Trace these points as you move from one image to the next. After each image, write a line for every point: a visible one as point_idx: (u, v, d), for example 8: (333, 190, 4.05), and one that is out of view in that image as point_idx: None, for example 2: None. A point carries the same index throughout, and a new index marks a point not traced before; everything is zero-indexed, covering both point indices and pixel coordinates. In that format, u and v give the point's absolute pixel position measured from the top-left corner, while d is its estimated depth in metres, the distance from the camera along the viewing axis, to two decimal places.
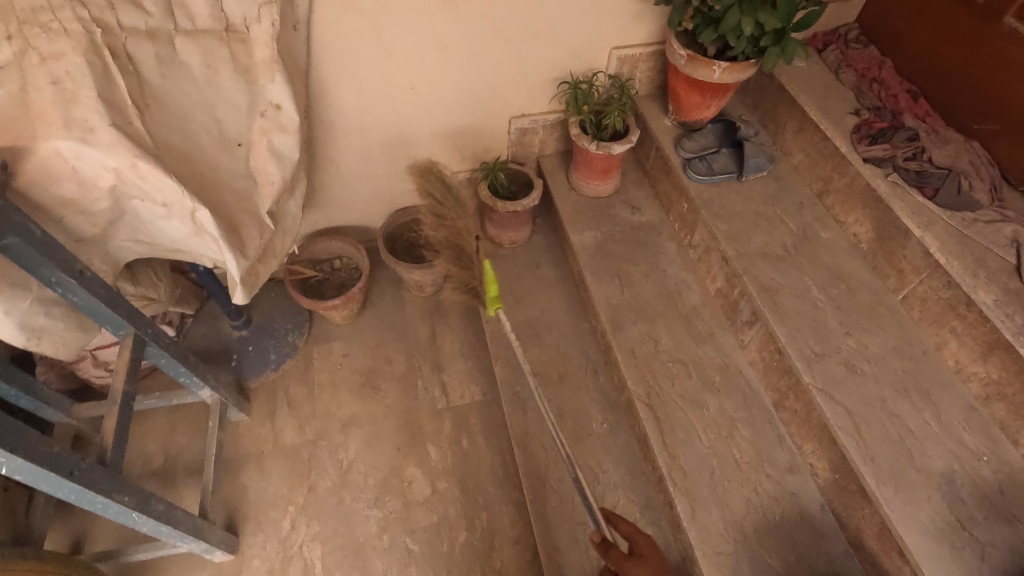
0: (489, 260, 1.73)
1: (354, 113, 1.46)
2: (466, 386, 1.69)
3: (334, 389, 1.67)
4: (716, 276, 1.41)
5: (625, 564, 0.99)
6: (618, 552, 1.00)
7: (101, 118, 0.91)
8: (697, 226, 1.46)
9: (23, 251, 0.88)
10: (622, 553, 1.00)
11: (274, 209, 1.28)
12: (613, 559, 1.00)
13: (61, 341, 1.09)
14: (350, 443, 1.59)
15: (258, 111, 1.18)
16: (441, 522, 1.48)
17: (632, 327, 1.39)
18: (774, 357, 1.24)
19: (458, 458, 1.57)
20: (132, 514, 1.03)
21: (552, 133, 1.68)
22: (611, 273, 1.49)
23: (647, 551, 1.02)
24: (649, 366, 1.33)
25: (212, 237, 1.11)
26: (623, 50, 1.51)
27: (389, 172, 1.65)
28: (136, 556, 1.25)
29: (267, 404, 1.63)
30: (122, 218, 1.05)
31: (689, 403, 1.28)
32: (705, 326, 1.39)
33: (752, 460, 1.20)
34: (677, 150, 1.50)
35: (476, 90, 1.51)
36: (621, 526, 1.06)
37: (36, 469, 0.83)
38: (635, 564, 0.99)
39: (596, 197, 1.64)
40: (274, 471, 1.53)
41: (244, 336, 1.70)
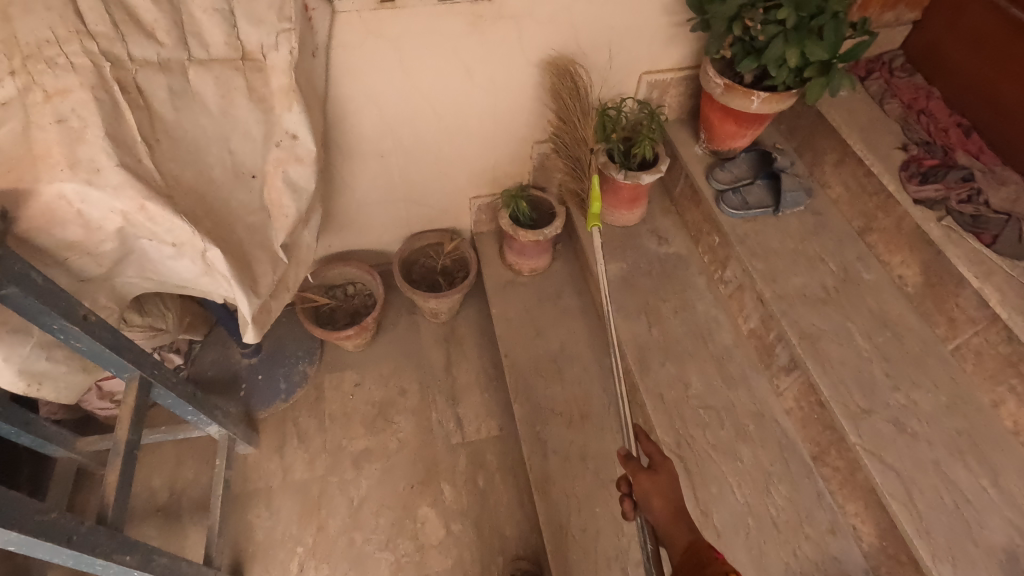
0: (508, 288, 1.67)
1: (372, 138, 1.40)
2: (482, 420, 1.63)
3: (345, 420, 1.61)
4: (750, 316, 1.33)
5: (638, 477, 0.92)
6: (638, 465, 0.93)
7: (108, 158, 0.85)
8: (729, 261, 1.39)
9: (23, 301, 0.83)
10: (639, 467, 0.93)
11: (288, 242, 1.22)
12: (629, 471, 0.94)
13: (63, 384, 1.03)
14: (361, 479, 1.53)
15: (273, 141, 1.12)
16: (456, 566, 1.41)
17: (661, 368, 1.32)
18: (815, 408, 1.16)
19: (474, 497, 1.51)
20: (133, 573, 0.97)
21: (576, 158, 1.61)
22: (637, 308, 1.42)
23: (667, 469, 0.93)
24: (679, 413, 1.26)
25: (223, 277, 1.05)
26: (654, 75, 1.44)
27: (407, 196, 1.59)
28: None
29: (276, 436, 1.58)
30: (130, 258, 1.00)
31: (722, 454, 1.21)
32: (738, 369, 1.32)
33: (791, 519, 1.13)
34: (709, 181, 1.43)
35: (500, 114, 1.44)
36: (646, 443, 0.97)
37: (30, 541, 0.77)
38: (649, 479, 0.92)
39: (621, 225, 1.57)
40: (283, 508, 1.48)
41: (253, 363, 1.65)
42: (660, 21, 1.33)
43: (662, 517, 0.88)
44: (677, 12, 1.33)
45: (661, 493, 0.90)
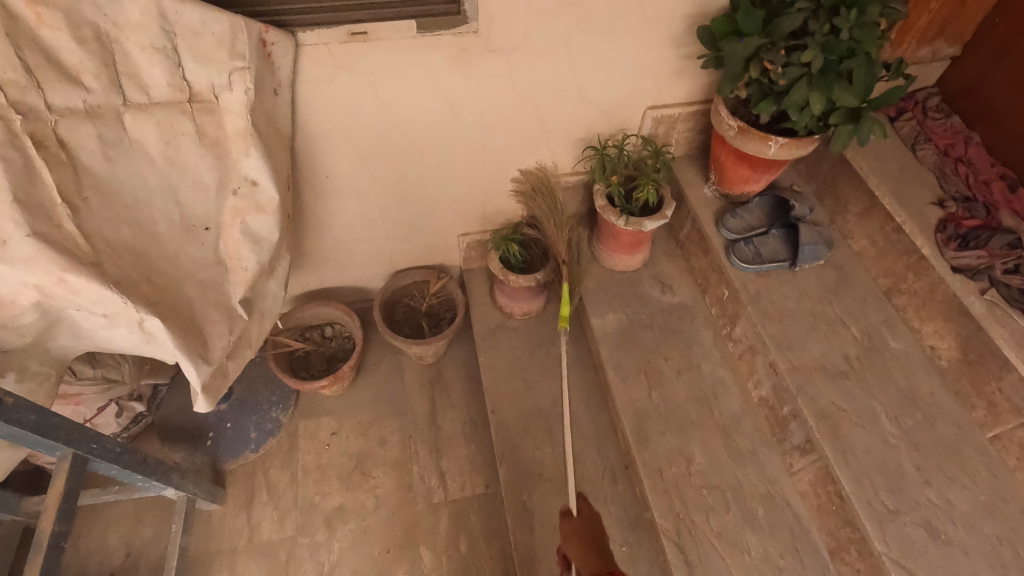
0: (498, 333, 1.54)
1: (349, 176, 1.28)
2: (466, 476, 1.50)
3: (320, 473, 1.50)
4: (761, 382, 1.20)
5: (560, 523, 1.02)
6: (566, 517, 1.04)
7: (17, 227, 0.74)
8: (739, 319, 1.25)
9: None
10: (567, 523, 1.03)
11: (249, 297, 1.10)
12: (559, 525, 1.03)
13: None
14: (334, 541, 1.41)
15: (229, 188, 1.00)
16: None
17: (661, 439, 1.20)
18: (833, 498, 1.04)
19: (454, 564, 1.39)
20: None
21: (575, 195, 1.48)
22: (636, 367, 1.30)
23: (590, 516, 1.03)
24: (680, 493, 1.13)
25: (166, 346, 0.93)
26: (660, 110, 1.31)
27: (389, 234, 1.47)
28: None
29: (244, 491, 1.46)
30: (57, 327, 0.88)
31: (727, 544, 1.08)
32: (747, 442, 1.18)
33: None
34: (719, 229, 1.30)
35: (490, 151, 1.32)
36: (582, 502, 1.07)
37: None
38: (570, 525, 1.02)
39: (621, 269, 1.44)
40: (247, 574, 1.36)
41: (222, 410, 1.54)
42: (668, 53, 1.20)
43: (575, 556, 0.96)
44: (688, 44, 1.19)
45: (578, 534, 0.99)
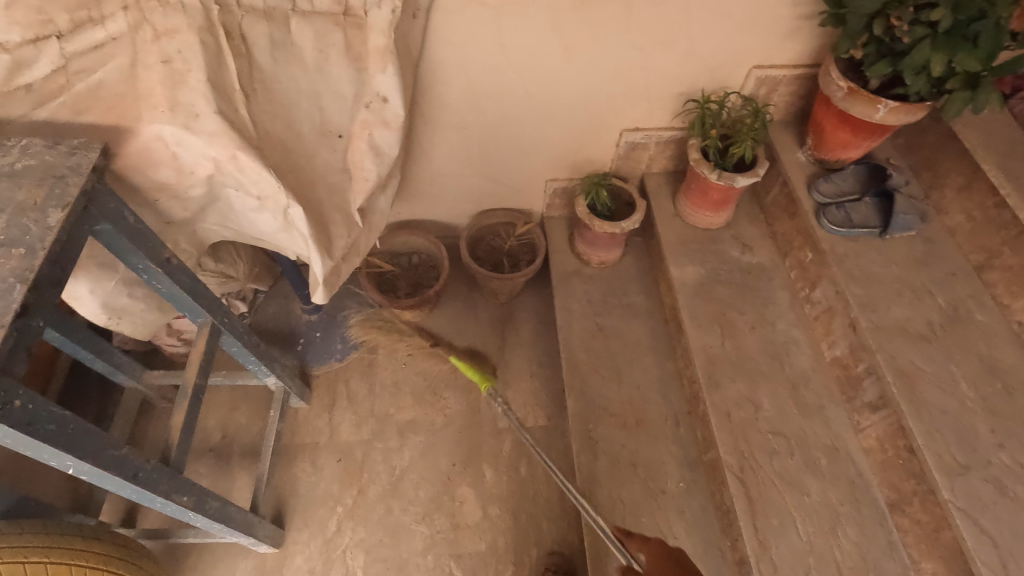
0: (573, 277, 1.61)
1: (457, 109, 1.35)
2: (530, 408, 1.60)
3: (395, 388, 1.61)
4: (837, 342, 1.24)
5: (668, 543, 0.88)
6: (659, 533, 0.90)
7: (207, 104, 0.84)
8: (820, 280, 1.29)
9: (114, 238, 0.83)
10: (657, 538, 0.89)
11: (365, 206, 1.20)
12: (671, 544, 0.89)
13: (140, 320, 1.06)
14: (405, 449, 1.52)
15: (363, 102, 1.09)
16: (489, 551, 1.40)
17: (731, 385, 1.25)
18: (901, 454, 1.07)
19: (514, 484, 1.49)
20: (188, 513, 0.99)
21: (665, 151, 1.52)
22: (711, 318, 1.35)
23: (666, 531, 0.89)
24: (746, 436, 1.19)
25: (301, 235, 1.04)
26: (765, 70, 1.33)
27: (482, 172, 1.55)
28: (185, 539, 1.22)
29: (327, 395, 1.59)
30: (214, 205, 1.00)
31: (788, 486, 1.13)
32: (815, 398, 1.22)
33: (857, 566, 1.05)
34: (810, 192, 1.32)
35: (592, 98, 1.37)
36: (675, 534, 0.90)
37: (99, 472, 0.78)
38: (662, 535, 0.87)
39: (703, 226, 1.49)
40: (327, 467, 1.49)
41: (312, 320, 1.67)
42: (783, 12, 1.22)
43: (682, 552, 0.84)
44: (805, 4, 1.21)
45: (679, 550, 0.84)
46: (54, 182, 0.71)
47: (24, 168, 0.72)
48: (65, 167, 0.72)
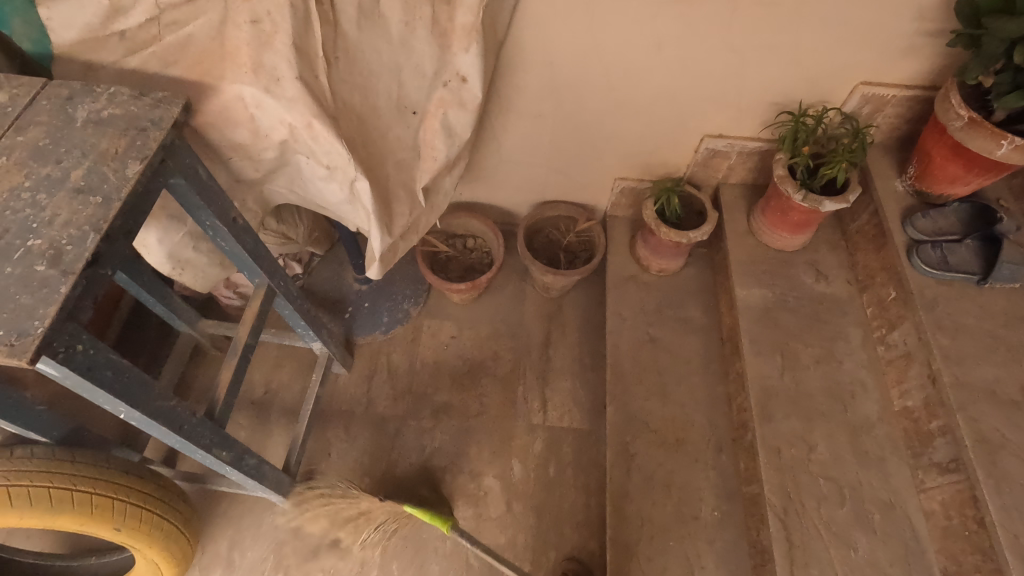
0: (629, 282, 1.56)
1: (534, 96, 1.31)
2: (567, 409, 1.57)
3: (435, 369, 1.61)
4: (910, 392, 1.14)
5: None
6: None
7: (290, 69, 0.83)
8: (901, 322, 1.19)
9: (186, 194, 0.84)
10: None
11: (430, 186, 1.19)
12: None
13: (202, 273, 1.08)
14: (437, 431, 1.52)
15: (442, 80, 1.06)
16: (508, 546, 1.39)
17: (785, 420, 1.18)
18: (968, 523, 0.98)
19: (541, 483, 1.47)
20: (225, 467, 1.02)
21: (746, 162, 1.44)
22: (773, 346, 1.27)
23: None
24: (795, 476, 1.12)
25: (364, 209, 1.03)
26: (873, 87, 1.22)
27: (551, 163, 1.50)
28: (219, 488, 1.26)
29: (368, 366, 1.61)
30: (284, 169, 1.00)
31: (834, 537, 1.06)
32: (876, 448, 1.14)
33: None
34: (903, 226, 1.22)
35: (677, 98, 1.29)
36: None
37: (148, 421, 0.79)
38: None
39: (777, 247, 1.40)
40: (359, 437, 1.51)
41: (362, 290, 1.68)
42: (905, 26, 1.11)
43: None
44: (932, 19, 1.09)
45: None
46: (136, 134, 0.71)
47: (109, 116, 0.72)
48: (148, 120, 0.72)
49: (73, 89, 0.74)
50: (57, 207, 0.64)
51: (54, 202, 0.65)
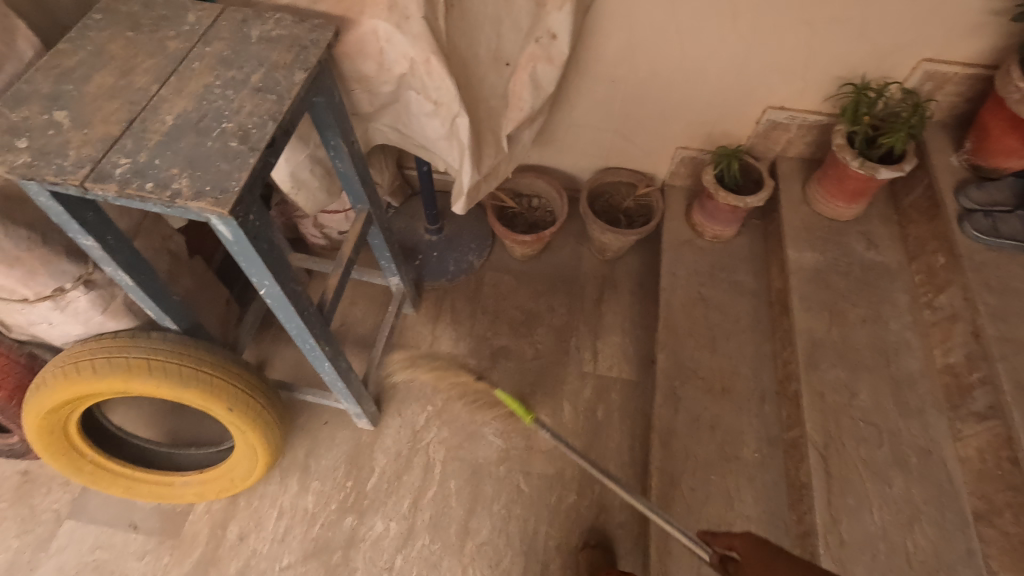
0: (684, 245, 1.65)
1: (612, 61, 1.42)
2: (617, 361, 1.67)
3: (495, 317, 1.74)
4: (953, 349, 1.21)
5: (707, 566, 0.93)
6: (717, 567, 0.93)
7: (418, 9, 0.96)
8: (949, 286, 1.25)
9: (323, 113, 0.98)
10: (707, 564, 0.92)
11: (513, 135, 1.31)
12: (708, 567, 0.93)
13: (314, 196, 1.23)
14: (495, 370, 1.65)
15: (534, 36, 1.19)
16: (556, 477, 1.50)
17: (830, 369, 1.25)
18: (1001, 464, 1.05)
19: (590, 424, 1.57)
20: (325, 362, 1.16)
21: (805, 136, 1.52)
22: (822, 304, 1.35)
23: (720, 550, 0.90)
24: (837, 418, 1.19)
25: (460, 144, 1.16)
26: (936, 64, 1.29)
27: (618, 129, 1.62)
28: (305, 396, 1.41)
29: (434, 309, 1.74)
30: (395, 104, 1.14)
31: (871, 473, 1.13)
32: (917, 400, 1.21)
33: (929, 562, 1.04)
34: (957, 196, 1.29)
35: (746, 69, 1.39)
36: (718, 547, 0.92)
37: (282, 299, 0.94)
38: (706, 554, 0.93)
39: (831, 217, 1.48)
40: (424, 370, 1.64)
41: (432, 241, 1.82)
42: (972, 4, 1.18)
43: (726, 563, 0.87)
44: None
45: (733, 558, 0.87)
46: (300, 50, 0.85)
47: (277, 36, 0.87)
48: (309, 40, 0.87)
49: (246, 15, 0.90)
50: (243, 101, 0.79)
51: (240, 97, 0.80)
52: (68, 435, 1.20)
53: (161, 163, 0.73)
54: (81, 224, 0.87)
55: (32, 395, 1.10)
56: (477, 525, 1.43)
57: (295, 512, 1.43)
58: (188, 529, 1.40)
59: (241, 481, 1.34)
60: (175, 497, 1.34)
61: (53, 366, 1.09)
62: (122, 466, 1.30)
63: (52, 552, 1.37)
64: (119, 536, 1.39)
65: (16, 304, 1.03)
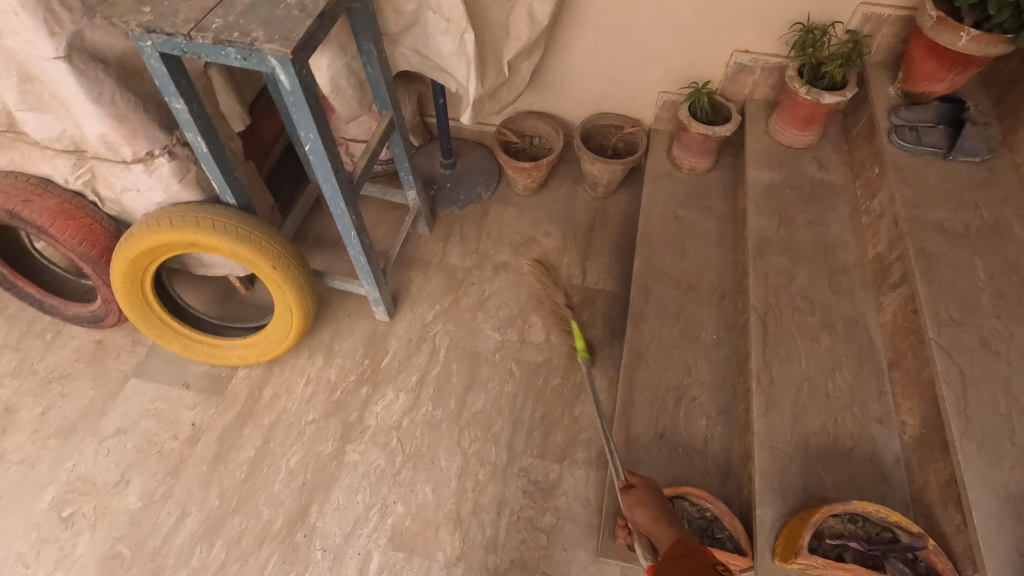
0: (664, 177, 1.89)
1: (599, 9, 1.69)
2: (603, 277, 1.90)
3: (497, 238, 1.99)
4: (880, 240, 1.42)
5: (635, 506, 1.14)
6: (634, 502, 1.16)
7: None
8: (880, 191, 1.46)
9: (360, 18, 1.27)
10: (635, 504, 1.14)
11: (513, 62, 1.58)
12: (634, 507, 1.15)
13: (349, 104, 1.50)
14: (496, 281, 1.90)
15: None
16: (544, 363, 1.73)
17: (776, 258, 1.47)
18: (907, 318, 1.25)
19: (576, 325, 1.80)
20: (352, 231, 1.43)
21: (768, 78, 1.75)
22: (775, 210, 1.57)
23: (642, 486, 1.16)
24: (778, 293, 1.41)
25: (467, 60, 1.44)
26: (872, 7, 1.53)
27: (608, 74, 1.87)
28: (333, 281, 1.67)
29: (445, 230, 2.00)
30: (415, 26, 1.42)
31: (803, 334, 1.34)
32: (849, 282, 1.42)
33: (844, 397, 1.25)
34: (890, 116, 1.51)
35: (713, 16, 1.64)
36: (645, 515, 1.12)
37: (322, 155, 1.21)
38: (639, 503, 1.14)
39: (788, 144, 1.70)
40: (434, 278, 1.90)
41: (446, 174, 2.10)
42: None
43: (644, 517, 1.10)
44: None
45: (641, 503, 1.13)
46: None
47: None
48: None
49: None
50: None
51: None
52: (143, 288, 1.48)
53: (244, 23, 1.01)
54: (176, 86, 1.15)
55: (121, 245, 1.39)
56: (473, 398, 1.67)
57: (320, 380, 1.69)
58: (230, 389, 1.67)
59: (276, 346, 1.60)
60: (222, 357, 1.61)
61: (139, 223, 1.39)
62: (182, 325, 1.58)
63: (119, 400, 1.64)
64: (174, 391, 1.66)
65: (118, 166, 1.34)
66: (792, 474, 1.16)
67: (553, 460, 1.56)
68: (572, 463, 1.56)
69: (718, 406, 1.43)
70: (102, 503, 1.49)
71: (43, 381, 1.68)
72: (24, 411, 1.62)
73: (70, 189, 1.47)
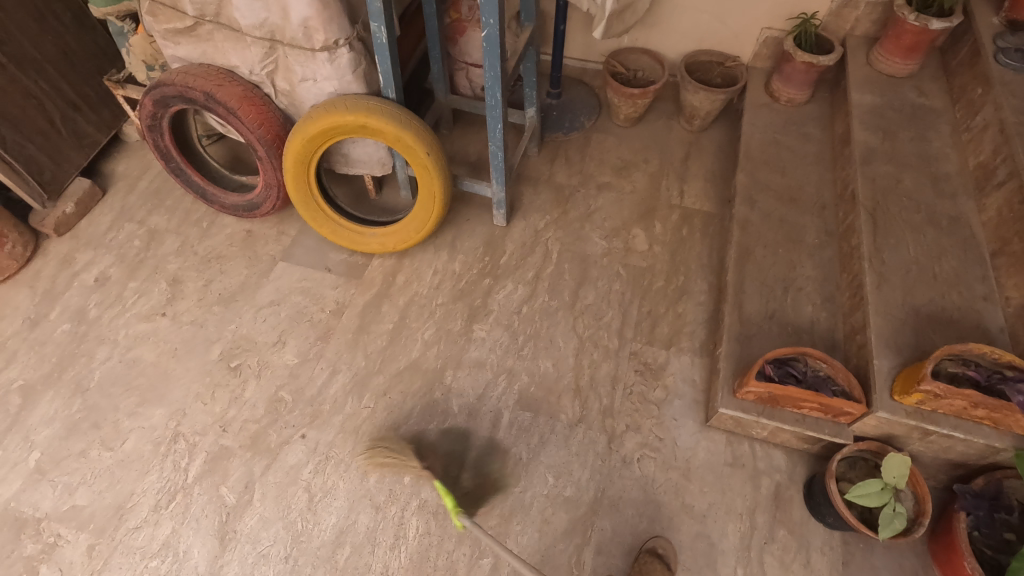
0: (763, 108, 2.03)
1: None
2: (700, 198, 2.05)
3: (600, 162, 2.15)
4: (983, 150, 1.54)
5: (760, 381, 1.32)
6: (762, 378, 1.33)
7: None
8: (983, 108, 1.59)
9: None
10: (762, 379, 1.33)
11: None
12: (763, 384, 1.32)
13: None
14: (600, 198, 2.06)
15: None
16: (648, 268, 1.88)
17: (882, 165, 1.60)
18: (1014, 210, 1.38)
19: (676, 237, 1.95)
20: (498, 124, 1.62)
21: (871, 13, 1.88)
22: (879, 128, 1.70)
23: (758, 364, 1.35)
24: (885, 194, 1.54)
25: None
26: None
27: (715, 9, 2.02)
28: (464, 183, 1.85)
29: (552, 153, 2.17)
30: None
31: (911, 227, 1.48)
32: (951, 188, 1.55)
33: (950, 278, 1.39)
34: (995, 41, 1.62)
35: None
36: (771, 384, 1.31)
37: (495, 41, 1.41)
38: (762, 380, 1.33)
39: (889, 74, 1.82)
40: (544, 193, 2.07)
41: (552, 104, 2.27)
42: None
43: None
44: None
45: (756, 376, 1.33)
46: None
47: None
48: None
49: None
50: None
51: None
52: (308, 171, 1.69)
53: None
54: None
55: (298, 128, 1.60)
56: (585, 292, 1.83)
57: (446, 271, 1.87)
58: (367, 274, 1.87)
59: (413, 236, 1.79)
60: (363, 245, 1.81)
61: (314, 109, 1.59)
62: (333, 212, 1.79)
63: (271, 278, 1.85)
64: (318, 274, 1.87)
65: (305, 55, 1.53)
66: (904, 335, 1.31)
67: (661, 346, 1.72)
68: (679, 350, 1.71)
69: (822, 296, 1.57)
70: (265, 358, 1.70)
71: (203, 259, 1.90)
72: (190, 283, 1.84)
73: (250, 81, 1.66)
